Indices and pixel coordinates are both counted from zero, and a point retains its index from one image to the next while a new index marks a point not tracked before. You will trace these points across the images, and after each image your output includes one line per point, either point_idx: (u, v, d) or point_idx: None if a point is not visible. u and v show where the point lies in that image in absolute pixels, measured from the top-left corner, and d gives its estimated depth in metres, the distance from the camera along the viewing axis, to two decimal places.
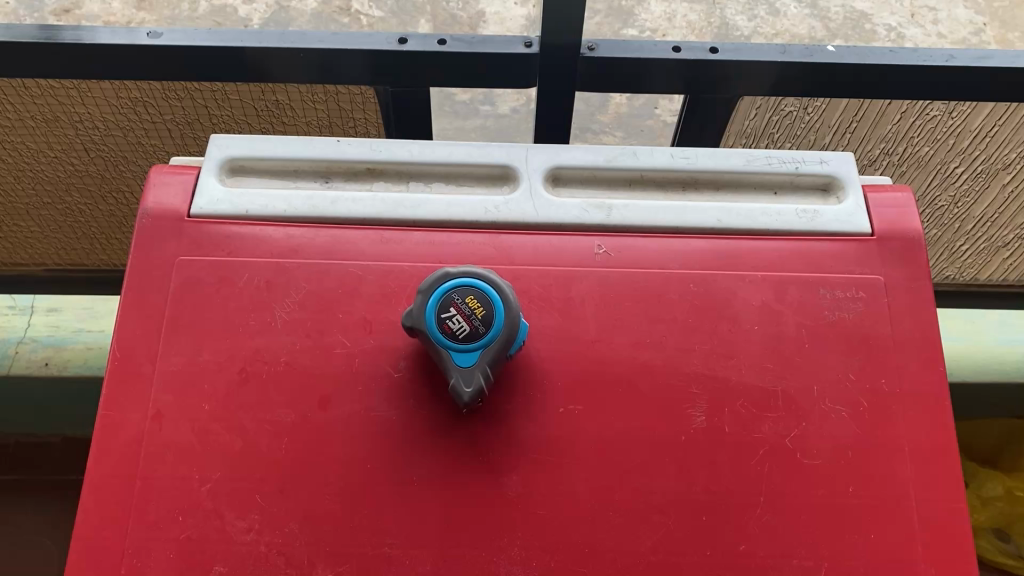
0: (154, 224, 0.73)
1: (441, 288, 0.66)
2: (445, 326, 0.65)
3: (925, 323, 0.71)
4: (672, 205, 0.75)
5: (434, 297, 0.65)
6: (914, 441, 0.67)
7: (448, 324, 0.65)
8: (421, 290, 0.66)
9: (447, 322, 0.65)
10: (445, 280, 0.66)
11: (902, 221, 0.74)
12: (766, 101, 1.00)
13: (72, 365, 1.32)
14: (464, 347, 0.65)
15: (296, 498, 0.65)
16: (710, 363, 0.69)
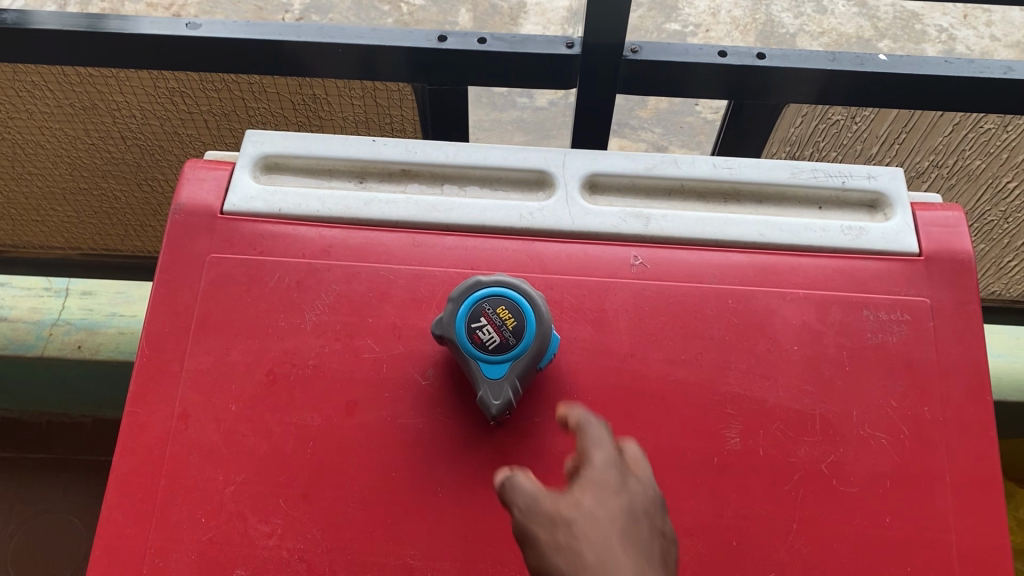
0: (187, 221, 0.73)
1: (473, 296, 0.65)
2: (474, 336, 0.64)
3: (972, 350, 0.68)
4: (713, 217, 0.73)
5: (465, 305, 0.64)
6: (957, 472, 0.65)
7: (478, 334, 0.64)
8: (452, 298, 0.64)
9: (477, 332, 0.64)
10: (477, 288, 0.65)
11: (952, 242, 0.72)
12: (812, 109, 0.96)
13: (105, 350, 1.21)
14: (493, 358, 0.63)
15: (319, 503, 0.64)
16: (746, 383, 0.67)
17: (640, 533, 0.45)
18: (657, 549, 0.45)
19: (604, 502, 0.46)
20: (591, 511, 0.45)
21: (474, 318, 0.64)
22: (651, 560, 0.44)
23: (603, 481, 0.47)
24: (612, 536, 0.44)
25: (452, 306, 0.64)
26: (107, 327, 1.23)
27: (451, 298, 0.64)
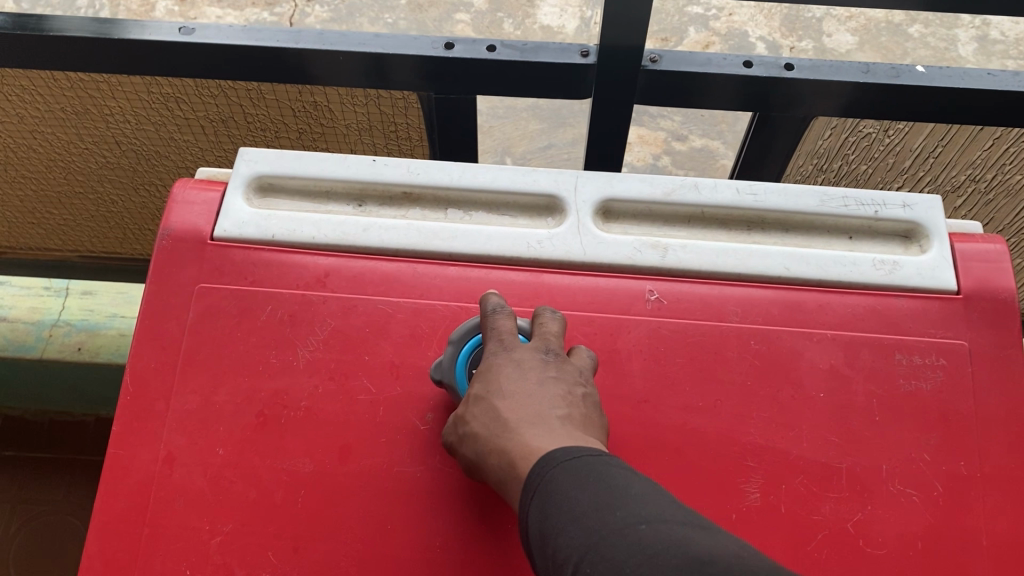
0: (175, 247, 0.69)
1: (474, 339, 0.62)
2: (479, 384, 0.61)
3: (1013, 400, 0.63)
4: (735, 248, 0.69)
5: (466, 348, 0.62)
6: (994, 533, 0.60)
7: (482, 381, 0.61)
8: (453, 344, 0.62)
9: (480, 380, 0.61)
10: (477, 331, 0.63)
11: (993, 279, 0.67)
12: (843, 122, 0.90)
13: (104, 353, 1.17)
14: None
15: (310, 557, 0.60)
16: (769, 433, 0.62)
17: (525, 398, 0.55)
18: (551, 392, 0.55)
19: (490, 385, 0.57)
20: (479, 394, 0.57)
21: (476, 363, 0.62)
22: (534, 412, 0.53)
23: (483, 383, 0.57)
24: (495, 404, 0.55)
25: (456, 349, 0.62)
26: (107, 329, 1.19)
27: (454, 343, 0.62)
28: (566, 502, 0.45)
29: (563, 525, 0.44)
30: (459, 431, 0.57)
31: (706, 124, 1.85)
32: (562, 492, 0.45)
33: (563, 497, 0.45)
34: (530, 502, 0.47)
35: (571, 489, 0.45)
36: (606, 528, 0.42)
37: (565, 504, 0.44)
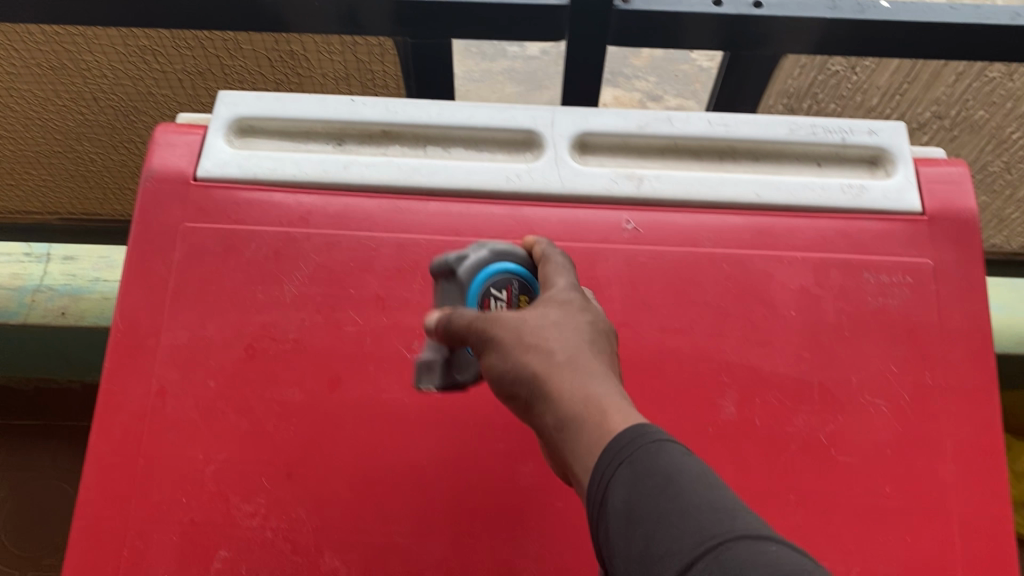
0: (159, 188, 0.70)
1: (506, 261, 0.53)
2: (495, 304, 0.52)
3: (975, 314, 0.66)
4: (708, 177, 0.70)
5: (496, 264, 0.53)
6: (958, 438, 0.63)
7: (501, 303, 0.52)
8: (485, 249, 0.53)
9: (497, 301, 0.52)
10: (510, 256, 0.53)
11: (955, 200, 0.69)
12: (811, 60, 0.93)
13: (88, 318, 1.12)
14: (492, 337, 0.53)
15: (303, 482, 0.62)
16: (743, 351, 0.65)
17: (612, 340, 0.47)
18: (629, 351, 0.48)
19: (574, 314, 0.46)
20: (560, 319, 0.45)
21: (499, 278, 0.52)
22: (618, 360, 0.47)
23: (564, 311, 0.46)
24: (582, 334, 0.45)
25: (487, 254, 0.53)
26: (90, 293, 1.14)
27: (487, 251, 0.53)
28: (670, 495, 0.36)
29: (664, 516, 0.36)
30: (482, 338, 0.46)
31: (680, 83, 1.67)
32: (667, 480, 0.37)
33: (669, 487, 0.36)
34: (621, 474, 0.38)
35: (681, 483, 0.37)
36: (726, 533, 0.34)
37: (673, 493, 0.36)
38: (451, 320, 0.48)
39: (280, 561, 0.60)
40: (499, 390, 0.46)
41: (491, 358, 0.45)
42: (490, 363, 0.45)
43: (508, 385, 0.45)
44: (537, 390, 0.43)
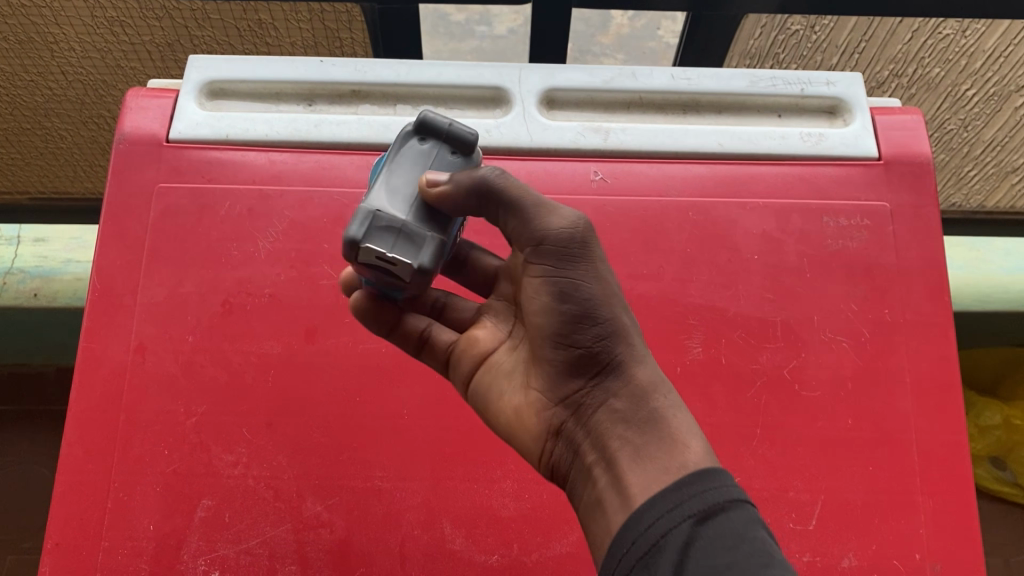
0: (131, 150, 0.71)
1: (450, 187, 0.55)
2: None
3: (930, 253, 0.69)
4: (671, 129, 0.72)
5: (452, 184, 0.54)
6: (916, 370, 0.65)
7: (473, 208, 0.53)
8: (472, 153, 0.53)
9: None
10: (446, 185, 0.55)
11: (909, 145, 0.72)
12: (771, 20, 0.95)
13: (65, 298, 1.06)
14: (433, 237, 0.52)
15: (283, 431, 0.63)
16: (708, 294, 0.67)
17: None
18: None
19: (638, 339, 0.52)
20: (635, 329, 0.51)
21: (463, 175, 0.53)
22: None
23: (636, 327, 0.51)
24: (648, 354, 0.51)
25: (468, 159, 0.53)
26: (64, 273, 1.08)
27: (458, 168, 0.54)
28: (743, 550, 0.39)
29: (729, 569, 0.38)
30: (576, 271, 0.48)
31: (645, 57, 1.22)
32: (734, 541, 0.39)
33: (738, 548, 0.39)
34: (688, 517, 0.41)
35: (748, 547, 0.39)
36: None
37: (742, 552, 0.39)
38: (558, 218, 0.48)
39: (263, 507, 0.61)
40: (567, 330, 0.48)
41: (590, 304, 0.48)
42: (573, 292, 0.48)
43: (587, 327, 0.48)
44: (624, 370, 0.48)
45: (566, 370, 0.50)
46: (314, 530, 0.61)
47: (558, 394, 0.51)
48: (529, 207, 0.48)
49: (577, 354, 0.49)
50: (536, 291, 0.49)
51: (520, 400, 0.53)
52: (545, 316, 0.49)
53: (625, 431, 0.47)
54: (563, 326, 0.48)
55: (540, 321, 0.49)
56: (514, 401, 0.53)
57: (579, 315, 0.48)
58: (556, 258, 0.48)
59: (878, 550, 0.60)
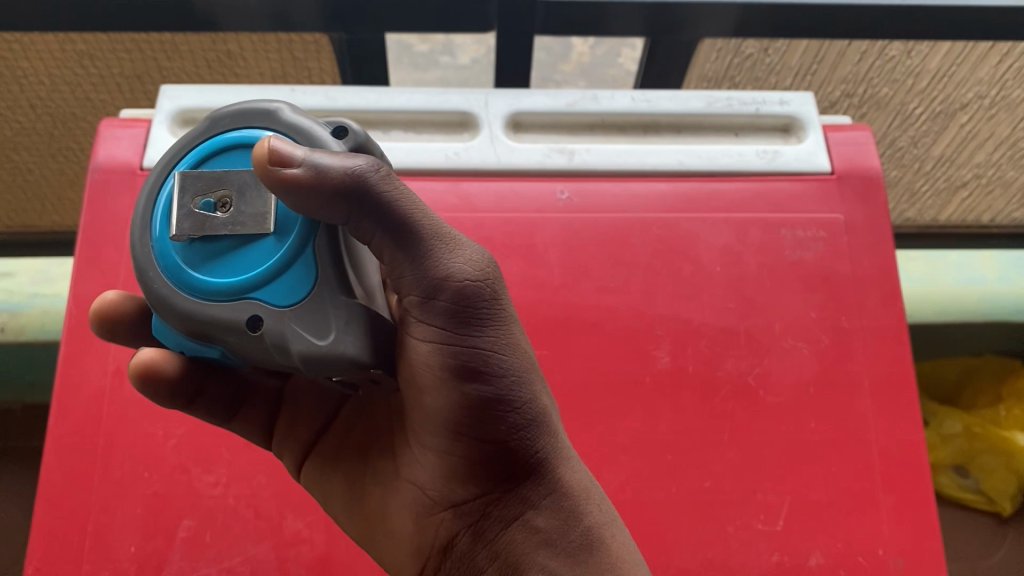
0: (106, 179, 0.72)
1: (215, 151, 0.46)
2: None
3: (883, 262, 0.72)
4: (634, 148, 0.75)
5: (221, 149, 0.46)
6: (874, 374, 0.68)
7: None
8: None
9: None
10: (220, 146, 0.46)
11: (861, 160, 0.76)
12: (726, 43, 0.99)
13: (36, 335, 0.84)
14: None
15: (262, 451, 0.64)
16: (673, 305, 0.69)
17: None
18: None
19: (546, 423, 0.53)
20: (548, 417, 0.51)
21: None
22: None
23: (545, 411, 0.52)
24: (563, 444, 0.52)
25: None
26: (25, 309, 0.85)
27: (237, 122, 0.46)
28: None
29: None
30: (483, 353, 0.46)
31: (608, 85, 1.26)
32: None
33: None
34: None
35: None
36: None
37: None
38: (461, 257, 0.45)
39: (243, 526, 0.62)
40: (475, 422, 0.47)
41: (502, 392, 0.46)
42: (484, 380, 0.46)
43: (509, 424, 0.47)
44: (543, 471, 0.49)
45: (473, 469, 0.48)
46: (295, 547, 0.62)
47: (459, 495, 0.49)
48: (424, 237, 0.44)
49: (489, 454, 0.48)
50: (428, 370, 0.46)
51: (412, 496, 0.51)
52: (447, 403, 0.47)
53: (550, 557, 0.47)
54: (469, 416, 0.47)
55: (441, 411, 0.47)
56: (405, 499, 0.52)
57: (488, 403, 0.46)
58: (463, 327, 0.45)
59: (844, 547, 0.62)
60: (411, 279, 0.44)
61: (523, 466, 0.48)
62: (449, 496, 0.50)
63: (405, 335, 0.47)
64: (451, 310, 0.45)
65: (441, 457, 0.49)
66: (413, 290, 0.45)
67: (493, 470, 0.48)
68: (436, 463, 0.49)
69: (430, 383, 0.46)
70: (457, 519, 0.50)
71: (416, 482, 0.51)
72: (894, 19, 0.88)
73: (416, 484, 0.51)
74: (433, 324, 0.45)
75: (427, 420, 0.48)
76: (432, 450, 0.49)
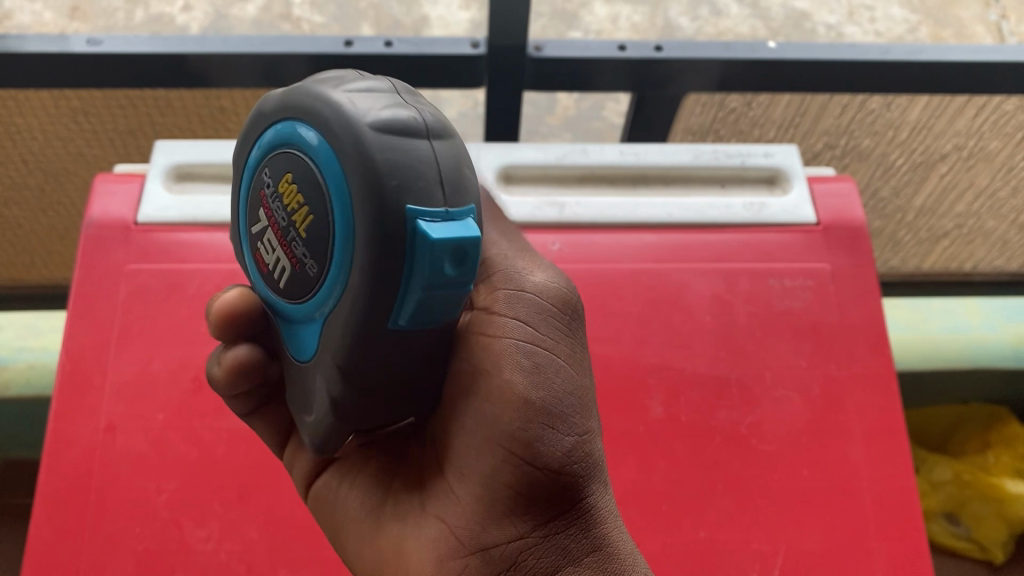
0: (100, 234, 0.73)
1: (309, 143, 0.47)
2: (259, 260, 0.50)
3: (870, 310, 0.73)
4: (623, 201, 0.77)
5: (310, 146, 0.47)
6: (865, 421, 0.69)
7: (258, 257, 0.50)
8: (239, 179, 0.51)
9: (263, 248, 0.49)
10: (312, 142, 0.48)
11: (846, 211, 0.77)
12: (710, 98, 1.01)
13: (19, 389, 0.83)
14: (314, 284, 0.44)
15: (255, 505, 0.64)
16: (665, 355, 0.70)
17: None
18: None
19: None
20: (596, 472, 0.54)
21: (263, 188, 0.47)
22: None
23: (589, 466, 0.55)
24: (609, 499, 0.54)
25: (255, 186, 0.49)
26: (13, 363, 0.83)
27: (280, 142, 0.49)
28: None
29: None
30: (558, 370, 0.50)
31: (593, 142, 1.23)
32: None
33: None
34: None
35: None
36: None
37: None
38: (542, 271, 0.53)
39: None
40: (541, 438, 0.48)
41: (573, 411, 0.49)
42: (557, 398, 0.49)
43: (575, 448, 0.49)
44: (590, 520, 0.50)
45: (519, 501, 0.49)
46: None
47: (498, 531, 0.50)
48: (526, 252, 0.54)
49: (545, 479, 0.49)
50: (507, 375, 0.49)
51: (437, 530, 0.51)
52: (515, 418, 0.48)
53: None
54: (534, 432, 0.48)
55: (506, 421, 0.48)
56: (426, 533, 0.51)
57: (558, 418, 0.49)
58: (545, 332, 0.51)
59: None
60: (500, 282, 0.52)
61: (572, 505, 0.50)
62: (484, 530, 0.50)
63: (484, 337, 0.50)
64: (537, 314, 0.51)
65: (488, 481, 0.49)
66: (501, 292, 0.51)
67: (542, 506, 0.50)
68: (480, 489, 0.50)
69: (504, 386, 0.49)
70: (486, 561, 0.49)
71: (446, 516, 0.51)
72: (873, 74, 0.91)
73: (447, 518, 0.51)
74: (518, 323, 0.50)
75: (486, 433, 0.49)
76: (475, 474, 0.50)
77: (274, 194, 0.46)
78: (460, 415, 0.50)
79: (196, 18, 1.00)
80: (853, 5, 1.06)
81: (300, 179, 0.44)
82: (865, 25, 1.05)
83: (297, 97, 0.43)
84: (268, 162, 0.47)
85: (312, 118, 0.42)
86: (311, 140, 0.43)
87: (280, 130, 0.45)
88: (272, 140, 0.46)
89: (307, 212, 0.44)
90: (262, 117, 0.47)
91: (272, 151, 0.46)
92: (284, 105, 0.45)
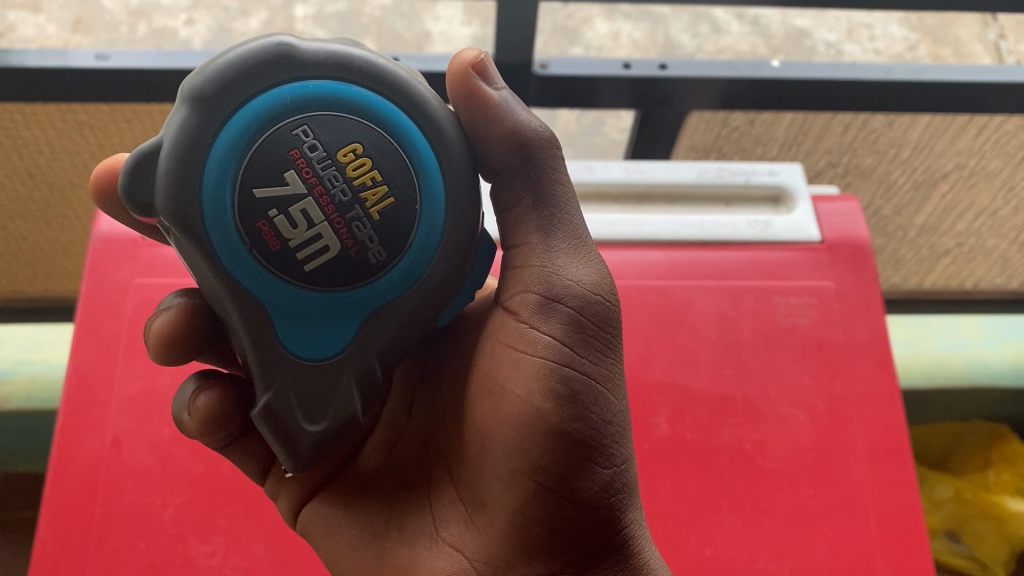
0: (106, 248, 0.73)
1: (300, 109, 0.47)
2: (261, 231, 0.47)
3: (875, 328, 0.73)
4: (628, 218, 0.77)
5: (287, 115, 0.47)
6: (871, 440, 0.69)
7: (260, 230, 0.47)
8: (219, 129, 0.46)
9: (280, 218, 0.47)
10: (288, 107, 0.47)
11: (850, 229, 0.78)
12: (715, 115, 1.01)
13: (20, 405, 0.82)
14: (379, 267, 0.49)
15: (260, 520, 0.64)
16: (671, 372, 0.70)
17: None
18: None
19: None
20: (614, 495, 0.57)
21: (297, 149, 0.47)
22: None
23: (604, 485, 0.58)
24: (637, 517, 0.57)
25: (262, 145, 0.47)
26: (13, 377, 0.83)
27: (210, 94, 0.46)
28: None
29: None
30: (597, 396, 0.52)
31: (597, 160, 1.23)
32: None
33: None
34: None
35: None
36: None
37: None
38: (580, 267, 0.53)
39: None
40: (576, 472, 0.51)
41: (612, 442, 0.52)
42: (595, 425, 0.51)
43: (610, 477, 0.52)
44: (626, 550, 0.53)
45: (553, 536, 0.52)
46: None
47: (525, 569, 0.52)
48: (567, 232, 0.53)
49: (581, 510, 0.51)
50: (539, 399, 0.51)
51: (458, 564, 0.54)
52: (548, 451, 0.51)
53: None
54: (569, 463, 0.51)
55: (540, 454, 0.51)
56: (443, 563, 0.54)
57: (595, 449, 0.51)
58: (583, 354, 0.52)
59: None
60: (535, 280, 0.52)
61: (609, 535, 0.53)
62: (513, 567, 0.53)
63: (514, 354, 0.52)
64: (571, 332, 0.51)
65: (518, 515, 0.52)
66: (535, 298, 0.52)
67: (576, 538, 0.52)
68: (508, 526, 0.52)
69: (536, 417, 0.51)
70: None
71: (466, 547, 0.54)
72: (875, 93, 0.91)
73: (469, 549, 0.54)
74: (554, 343, 0.51)
75: (515, 465, 0.51)
76: (506, 508, 0.52)
77: (324, 161, 0.47)
78: (487, 440, 0.53)
79: (198, 32, 1.00)
80: (853, 23, 1.07)
81: (372, 151, 0.48)
82: (864, 44, 1.06)
83: (356, 77, 0.48)
84: (311, 120, 0.47)
85: (388, 94, 0.49)
86: (390, 123, 0.49)
87: (333, 95, 0.48)
88: (316, 98, 0.47)
89: (388, 196, 0.48)
90: (296, 68, 0.47)
91: (315, 110, 0.47)
92: (337, 67, 0.48)
